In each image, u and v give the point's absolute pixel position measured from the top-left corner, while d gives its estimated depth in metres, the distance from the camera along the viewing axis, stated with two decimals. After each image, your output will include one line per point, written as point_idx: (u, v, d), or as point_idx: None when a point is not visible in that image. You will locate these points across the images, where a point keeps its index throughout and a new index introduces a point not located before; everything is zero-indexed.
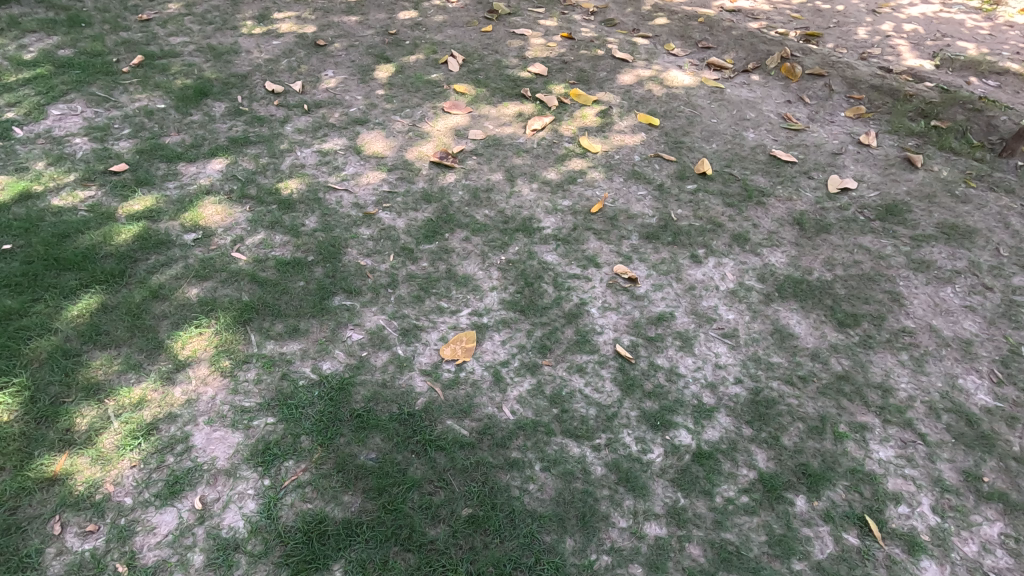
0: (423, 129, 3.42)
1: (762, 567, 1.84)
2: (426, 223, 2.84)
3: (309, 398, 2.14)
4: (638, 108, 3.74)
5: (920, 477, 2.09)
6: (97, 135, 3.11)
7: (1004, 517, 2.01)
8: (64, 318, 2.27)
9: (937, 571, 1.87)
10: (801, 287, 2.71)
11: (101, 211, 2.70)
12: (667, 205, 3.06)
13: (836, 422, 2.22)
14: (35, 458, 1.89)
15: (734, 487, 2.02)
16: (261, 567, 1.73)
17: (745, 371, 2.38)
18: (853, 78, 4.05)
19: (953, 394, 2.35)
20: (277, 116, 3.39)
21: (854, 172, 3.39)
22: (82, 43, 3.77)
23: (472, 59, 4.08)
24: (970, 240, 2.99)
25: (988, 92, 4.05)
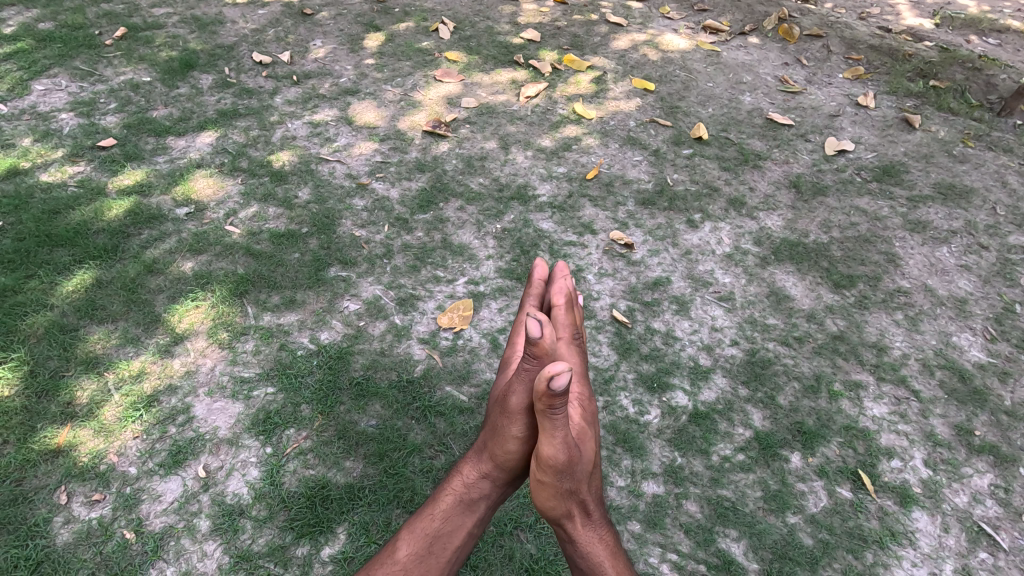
0: (415, 98, 3.37)
1: (758, 521, 1.88)
2: (419, 192, 2.82)
3: (308, 367, 2.16)
4: (634, 73, 3.67)
5: (913, 432, 2.13)
6: (83, 110, 3.05)
7: (994, 469, 2.05)
8: (60, 293, 2.26)
9: (929, 522, 1.91)
10: (797, 250, 2.71)
11: (91, 186, 2.67)
12: (663, 170, 3.04)
13: (830, 381, 2.25)
14: (38, 430, 1.90)
15: (731, 446, 2.05)
16: (267, 532, 1.77)
17: (741, 333, 2.39)
18: (851, 38, 3.98)
19: (947, 351, 2.37)
20: (266, 88, 3.33)
21: (852, 133, 3.36)
22: (63, 16, 3.67)
23: (463, 26, 3.99)
24: (967, 200, 2.98)
25: (989, 50, 3.99)
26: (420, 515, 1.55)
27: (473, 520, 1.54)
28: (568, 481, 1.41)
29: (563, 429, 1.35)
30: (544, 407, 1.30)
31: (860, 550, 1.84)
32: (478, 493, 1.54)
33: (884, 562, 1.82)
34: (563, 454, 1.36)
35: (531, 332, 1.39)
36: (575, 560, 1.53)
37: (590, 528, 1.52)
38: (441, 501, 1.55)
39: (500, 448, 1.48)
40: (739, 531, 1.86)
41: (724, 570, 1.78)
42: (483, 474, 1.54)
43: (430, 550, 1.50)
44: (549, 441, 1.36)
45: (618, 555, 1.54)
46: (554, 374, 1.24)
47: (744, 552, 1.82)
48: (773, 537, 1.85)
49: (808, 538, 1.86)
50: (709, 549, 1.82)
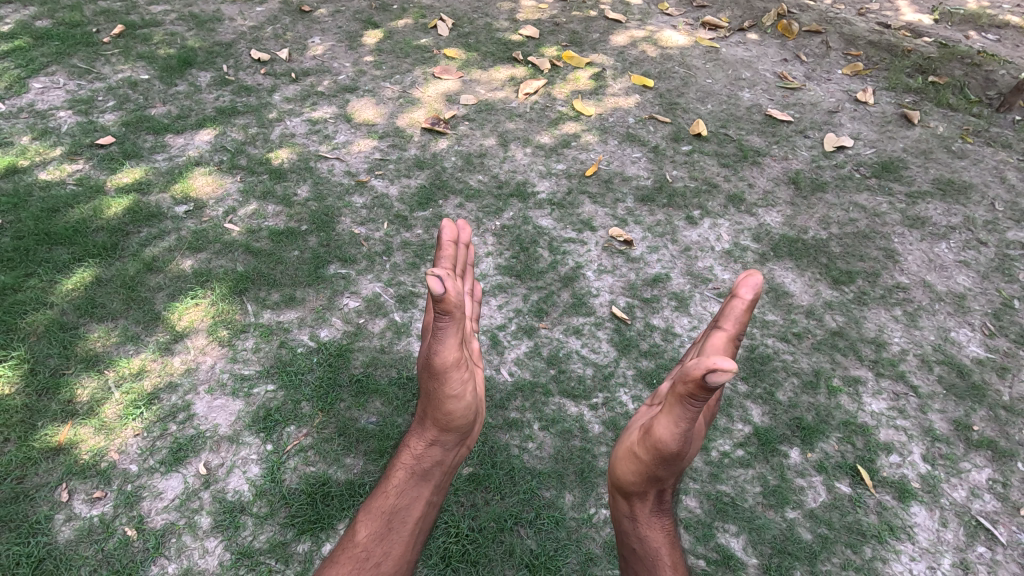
0: (413, 95, 3.36)
1: (758, 516, 1.89)
2: (419, 190, 2.82)
3: (308, 364, 2.16)
4: (633, 69, 3.66)
5: (912, 427, 2.14)
6: (81, 109, 3.04)
7: (992, 463, 2.06)
8: (60, 292, 2.26)
9: (927, 517, 1.92)
10: (796, 246, 2.71)
11: (89, 184, 2.67)
12: (662, 167, 3.04)
13: (829, 376, 2.26)
14: (39, 428, 1.91)
15: (730, 441, 2.06)
16: (267, 529, 1.77)
17: (740, 330, 2.39)
18: (850, 34, 3.98)
19: (946, 347, 2.38)
20: (264, 86, 3.32)
21: (851, 130, 3.35)
22: (60, 14, 3.66)
23: (462, 23, 3.98)
24: (966, 195, 2.99)
25: (988, 45, 3.99)
26: (376, 495, 1.64)
27: (428, 490, 1.63)
28: (665, 469, 1.47)
29: (690, 420, 1.37)
30: (686, 393, 1.31)
31: (859, 544, 1.85)
32: (426, 462, 1.63)
33: (882, 556, 1.83)
34: (674, 442, 1.40)
35: (434, 291, 1.31)
36: (632, 541, 1.63)
37: (657, 514, 1.62)
38: (394, 478, 1.65)
39: (440, 412, 1.56)
40: (739, 526, 1.86)
41: (724, 565, 1.79)
42: (428, 442, 1.62)
43: (390, 526, 1.59)
44: (671, 424, 1.38)
45: (673, 546, 1.65)
46: (718, 368, 1.21)
47: (743, 546, 1.83)
48: (772, 532, 1.86)
49: (807, 533, 1.86)
50: (709, 544, 1.82)
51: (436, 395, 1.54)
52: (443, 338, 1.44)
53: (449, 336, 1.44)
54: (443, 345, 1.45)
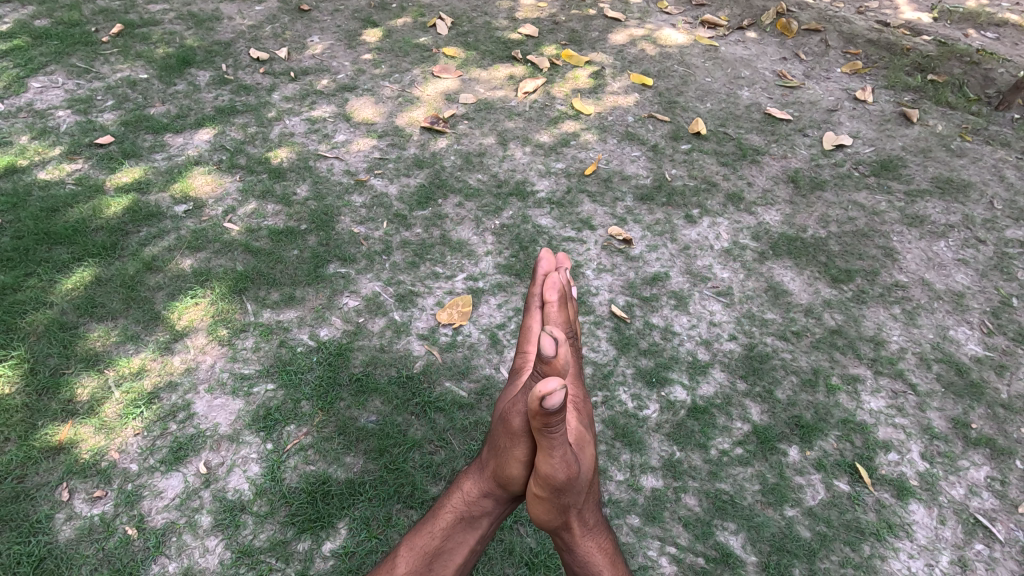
0: (413, 94, 3.36)
1: (756, 514, 1.89)
2: (418, 189, 2.82)
3: (308, 364, 2.16)
4: (632, 68, 3.66)
5: (910, 425, 2.14)
6: (80, 108, 3.04)
7: (991, 461, 2.07)
8: (59, 291, 2.26)
9: (925, 514, 1.93)
10: (795, 244, 2.72)
11: (89, 184, 2.67)
12: (661, 165, 3.04)
13: (828, 374, 2.26)
14: (39, 428, 1.91)
15: (729, 440, 2.06)
16: (268, 527, 1.77)
17: (739, 328, 2.40)
18: (850, 32, 3.95)
19: (944, 345, 2.38)
20: (263, 85, 3.32)
21: (850, 128, 3.35)
22: (59, 13, 3.65)
23: (461, 22, 3.98)
24: (964, 194, 2.99)
25: (987, 43, 3.99)
26: (420, 531, 1.44)
27: (475, 537, 1.42)
28: (566, 497, 1.28)
29: (562, 445, 1.21)
30: (541, 425, 1.17)
31: (857, 542, 1.85)
32: (479, 510, 1.41)
33: (881, 554, 1.84)
34: (561, 472, 1.23)
35: (543, 351, 1.25)
36: (574, 568, 1.43)
37: (589, 537, 1.40)
38: (441, 517, 1.44)
39: (502, 470, 1.34)
40: (738, 524, 1.87)
41: (723, 563, 1.79)
42: (484, 493, 1.40)
43: (431, 568, 1.39)
44: (547, 459, 1.22)
45: (616, 562, 1.44)
46: (548, 393, 1.11)
47: (743, 544, 1.83)
48: (771, 530, 1.86)
49: (806, 531, 1.87)
50: (708, 542, 1.83)
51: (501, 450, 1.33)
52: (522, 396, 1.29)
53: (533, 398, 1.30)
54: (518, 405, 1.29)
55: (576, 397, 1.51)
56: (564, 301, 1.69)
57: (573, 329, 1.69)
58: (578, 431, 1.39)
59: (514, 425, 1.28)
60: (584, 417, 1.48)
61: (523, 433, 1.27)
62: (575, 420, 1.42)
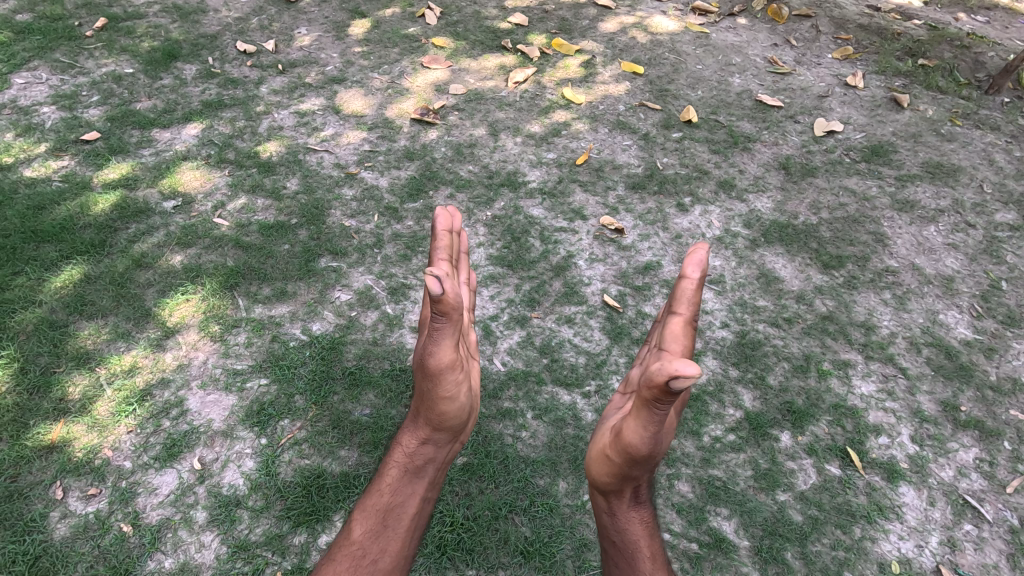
0: (402, 86, 3.34)
1: (749, 499, 1.90)
2: (409, 181, 2.81)
3: (301, 358, 2.15)
4: (622, 56, 3.64)
5: (901, 409, 2.15)
6: (65, 104, 3.00)
7: (980, 443, 2.08)
8: (48, 290, 2.24)
9: (915, 497, 1.94)
10: (787, 231, 2.72)
11: (76, 181, 2.64)
12: (653, 154, 3.03)
13: (819, 360, 2.27)
14: (31, 427, 1.89)
15: (722, 427, 2.07)
16: (263, 522, 1.77)
17: (732, 316, 2.40)
18: (839, 18, 4.00)
19: (935, 329, 2.40)
20: (251, 78, 3.29)
21: (841, 114, 3.35)
22: (41, 7, 3.60)
23: (450, 11, 3.95)
24: (954, 178, 3.00)
25: (977, 27, 4.01)
26: (371, 490, 1.61)
27: (422, 486, 1.61)
28: (639, 469, 1.37)
29: (658, 424, 1.26)
30: (650, 401, 1.20)
31: (848, 525, 1.87)
32: (420, 459, 1.60)
33: (871, 536, 1.85)
34: (646, 446, 1.30)
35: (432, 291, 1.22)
36: (612, 534, 1.57)
37: (634, 509, 1.53)
38: (386, 476, 1.61)
39: (434, 410, 1.51)
40: (731, 509, 1.87)
41: (715, 548, 1.80)
42: (421, 441, 1.59)
43: (386, 523, 1.56)
44: (639, 429, 1.27)
45: (654, 538, 1.57)
46: (681, 375, 1.09)
47: (735, 529, 1.84)
48: (763, 514, 1.87)
49: (798, 514, 1.88)
50: (701, 528, 1.83)
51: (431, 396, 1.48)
52: (438, 340, 1.38)
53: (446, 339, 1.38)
54: (438, 347, 1.38)
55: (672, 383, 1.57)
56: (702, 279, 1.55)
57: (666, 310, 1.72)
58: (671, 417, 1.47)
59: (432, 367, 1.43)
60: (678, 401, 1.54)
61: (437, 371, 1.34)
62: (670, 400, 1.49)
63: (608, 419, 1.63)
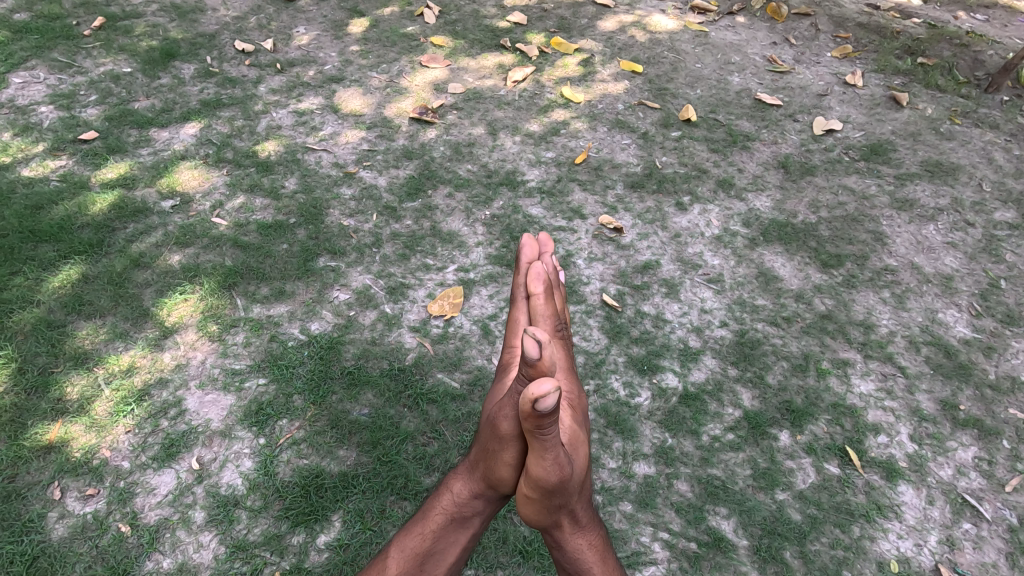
0: (401, 85, 3.33)
1: (747, 498, 1.89)
2: (408, 180, 2.80)
3: (299, 358, 2.15)
4: (621, 55, 3.64)
5: (900, 407, 2.15)
6: (63, 103, 3.00)
7: (979, 441, 2.08)
8: (46, 290, 2.23)
9: (914, 495, 1.94)
10: (786, 230, 2.72)
11: (74, 181, 2.63)
12: (652, 153, 3.03)
13: (819, 359, 2.27)
14: (29, 427, 1.89)
15: (720, 426, 2.07)
16: (262, 522, 1.77)
17: (731, 315, 2.40)
18: (839, 17, 3.99)
19: (933, 328, 2.40)
20: (249, 77, 3.28)
21: (840, 113, 3.35)
22: (39, 6, 3.60)
23: (449, 10, 3.95)
24: (953, 177, 3.00)
25: (977, 25, 4.01)
26: (411, 532, 1.45)
27: (466, 537, 1.44)
28: (558, 499, 1.26)
29: (554, 446, 1.17)
30: (532, 427, 1.13)
31: (847, 524, 1.86)
32: (471, 511, 1.42)
33: (870, 535, 1.85)
34: (553, 475, 1.20)
35: (529, 354, 1.15)
36: (565, 565, 1.44)
37: (579, 535, 1.40)
38: (432, 519, 1.45)
39: (492, 470, 1.32)
40: (729, 509, 1.87)
41: (714, 547, 1.79)
42: (474, 494, 1.41)
43: (422, 569, 1.41)
44: (539, 462, 1.19)
45: (607, 558, 1.45)
46: (541, 395, 1.06)
47: (734, 529, 1.84)
48: (762, 514, 1.86)
49: (797, 514, 1.87)
50: (700, 527, 1.83)
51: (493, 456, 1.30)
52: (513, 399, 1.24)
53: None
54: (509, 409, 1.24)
55: (569, 395, 1.48)
56: (548, 295, 1.71)
57: (560, 321, 1.72)
58: (573, 431, 1.36)
59: (503, 429, 1.25)
60: (578, 414, 1.46)
61: (512, 437, 1.24)
62: (569, 418, 1.40)
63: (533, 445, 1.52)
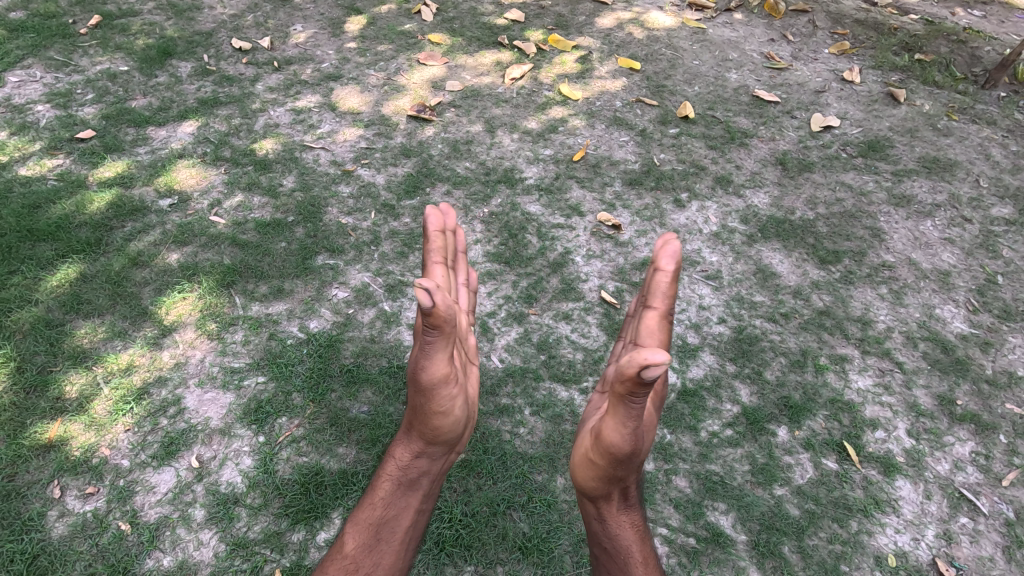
0: (399, 82, 3.33)
1: (746, 494, 1.90)
2: (406, 177, 2.80)
3: (298, 356, 2.15)
4: (619, 52, 3.64)
5: (897, 403, 2.16)
6: (59, 102, 2.99)
7: (976, 436, 2.09)
8: (44, 289, 2.23)
9: (911, 490, 1.95)
10: (784, 227, 2.72)
11: (71, 179, 2.63)
12: (650, 150, 3.03)
13: (816, 355, 2.27)
14: (28, 426, 1.89)
15: (719, 422, 2.07)
16: (262, 519, 1.77)
17: (728, 311, 2.40)
18: (836, 14, 4.00)
19: (931, 323, 2.40)
20: (246, 75, 3.28)
21: (838, 109, 3.35)
22: (34, 5, 3.58)
23: (446, 8, 3.94)
24: (950, 173, 3.01)
25: (974, 22, 4.01)
26: (361, 505, 1.58)
27: (416, 498, 1.58)
28: (622, 469, 1.35)
29: (636, 417, 1.26)
30: (626, 391, 1.21)
31: (845, 518, 1.87)
32: (415, 472, 1.55)
33: (868, 530, 1.86)
34: (627, 443, 1.29)
35: (423, 305, 1.22)
36: (603, 540, 1.53)
37: (625, 512, 1.50)
38: (379, 488, 1.57)
39: (429, 424, 1.46)
40: (728, 504, 1.88)
41: (713, 543, 1.80)
42: (416, 454, 1.54)
43: (378, 537, 1.54)
44: (618, 428, 1.28)
45: (645, 542, 1.54)
46: (651, 364, 1.13)
47: (732, 524, 1.84)
48: (760, 509, 1.87)
49: (795, 509, 1.88)
50: (698, 522, 1.84)
51: (424, 410, 1.44)
52: (431, 354, 1.35)
53: (438, 352, 1.35)
54: (432, 361, 1.36)
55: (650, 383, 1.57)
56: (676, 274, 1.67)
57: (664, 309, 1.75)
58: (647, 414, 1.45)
59: (424, 380, 1.38)
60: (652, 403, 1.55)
61: None
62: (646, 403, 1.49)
63: (587, 423, 1.61)
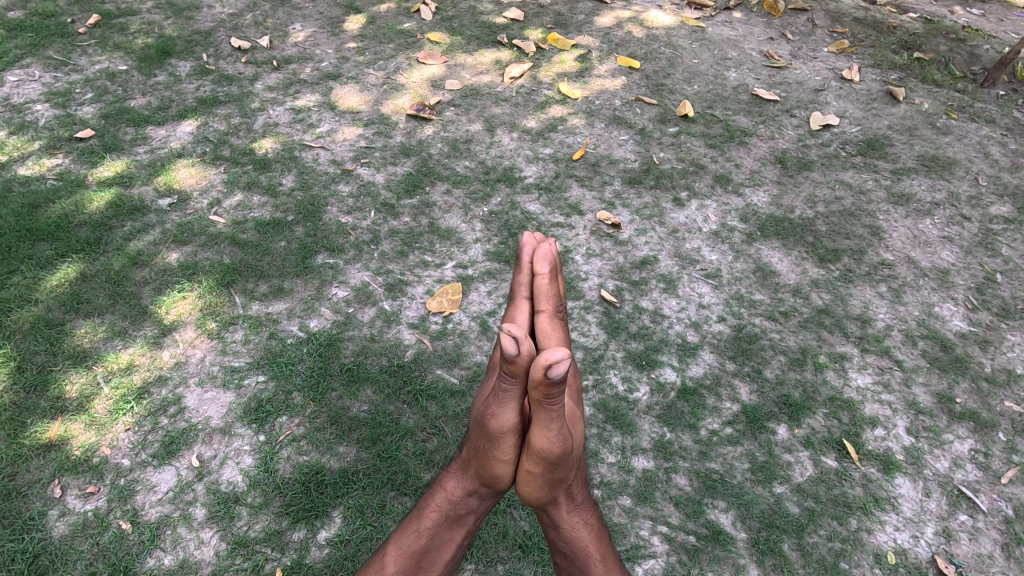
0: (398, 81, 3.33)
1: (746, 491, 1.91)
2: (405, 176, 2.80)
3: (298, 355, 2.15)
4: (618, 50, 3.64)
5: (897, 401, 2.16)
6: (58, 101, 2.98)
7: (975, 434, 2.10)
8: (44, 289, 2.23)
9: (911, 488, 1.95)
10: (783, 225, 2.73)
11: (70, 178, 2.62)
12: (649, 148, 3.03)
13: (816, 353, 2.28)
14: (28, 426, 1.89)
15: (719, 420, 2.08)
16: (262, 518, 1.77)
17: (728, 310, 2.41)
18: (835, 13, 4.00)
19: (930, 322, 2.41)
20: (245, 74, 3.27)
21: (837, 108, 3.35)
22: (33, 4, 3.58)
23: (445, 6, 3.94)
24: (949, 171, 3.01)
25: (973, 20, 4.01)
26: (406, 529, 1.48)
27: (460, 534, 1.48)
28: (559, 472, 1.31)
29: (558, 419, 1.24)
30: (541, 397, 1.20)
31: (844, 516, 1.88)
32: (464, 509, 1.45)
33: (867, 527, 1.86)
34: (557, 446, 1.25)
35: (506, 350, 1.19)
36: (561, 545, 1.49)
37: (575, 513, 1.46)
38: (426, 517, 1.47)
39: (487, 469, 1.34)
40: (727, 502, 1.88)
41: (713, 540, 1.81)
42: (468, 492, 1.43)
43: (419, 565, 1.46)
44: (542, 433, 1.25)
45: (600, 537, 1.51)
46: (555, 362, 1.15)
47: (732, 522, 1.85)
48: (760, 506, 1.88)
49: (795, 507, 1.89)
50: (698, 520, 1.84)
51: (486, 456, 1.32)
52: (504, 401, 1.26)
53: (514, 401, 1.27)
54: (502, 409, 1.26)
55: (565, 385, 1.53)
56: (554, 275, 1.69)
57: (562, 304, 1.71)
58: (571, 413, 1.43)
59: (492, 427, 1.28)
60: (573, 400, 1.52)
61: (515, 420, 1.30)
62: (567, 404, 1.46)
63: None
